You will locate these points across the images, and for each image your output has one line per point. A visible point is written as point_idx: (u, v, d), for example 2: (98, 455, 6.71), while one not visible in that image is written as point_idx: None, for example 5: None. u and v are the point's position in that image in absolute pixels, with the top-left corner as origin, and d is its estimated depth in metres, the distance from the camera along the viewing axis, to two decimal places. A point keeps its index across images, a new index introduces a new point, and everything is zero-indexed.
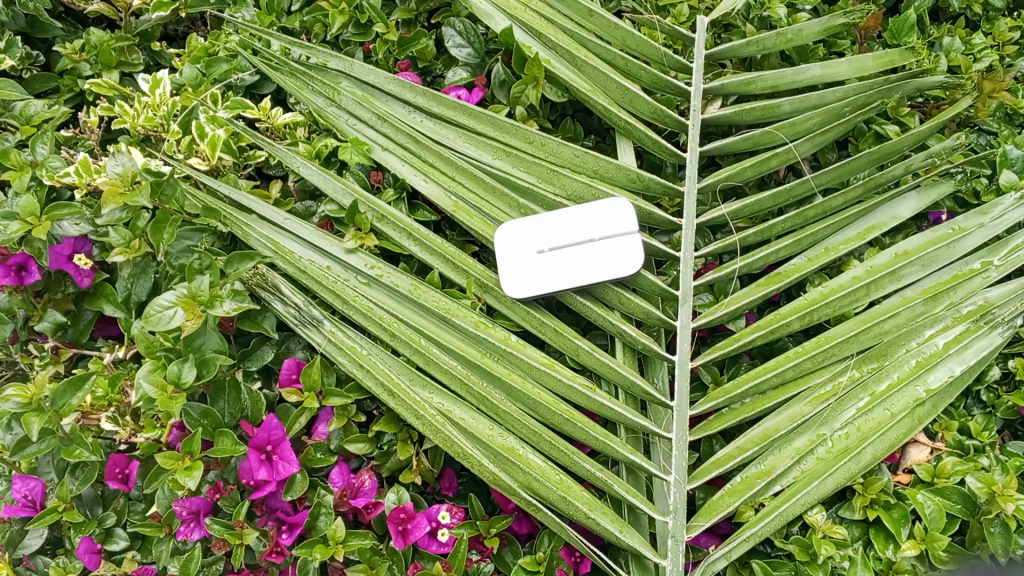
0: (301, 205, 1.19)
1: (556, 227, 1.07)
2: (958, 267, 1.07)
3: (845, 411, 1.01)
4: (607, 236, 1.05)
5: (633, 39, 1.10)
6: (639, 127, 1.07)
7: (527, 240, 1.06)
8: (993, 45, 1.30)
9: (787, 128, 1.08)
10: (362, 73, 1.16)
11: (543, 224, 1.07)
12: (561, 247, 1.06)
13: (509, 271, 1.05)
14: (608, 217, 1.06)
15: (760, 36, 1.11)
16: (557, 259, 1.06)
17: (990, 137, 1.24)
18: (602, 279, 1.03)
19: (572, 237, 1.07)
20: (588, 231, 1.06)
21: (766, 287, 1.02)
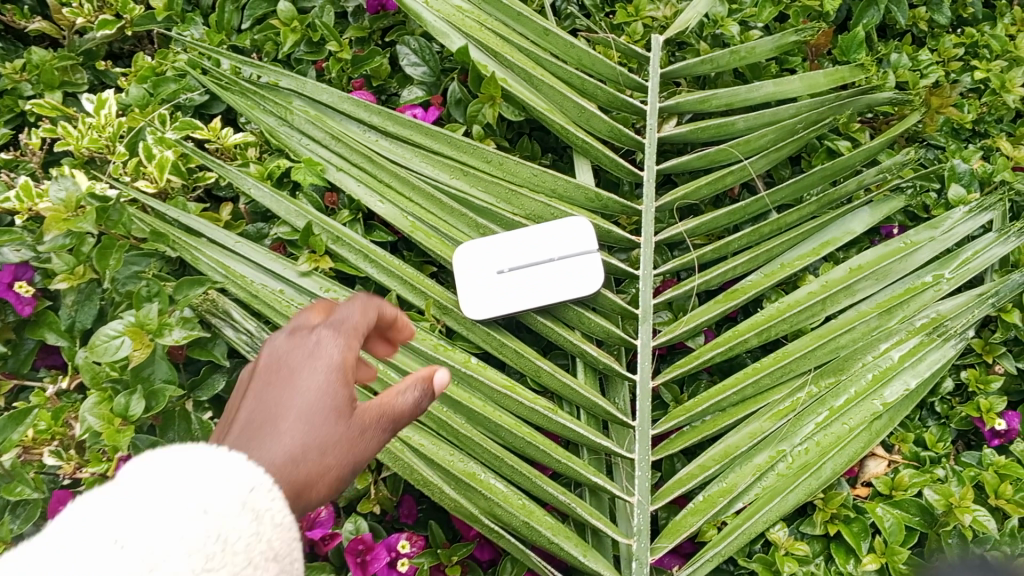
0: (253, 227, 1.16)
1: (513, 247, 1.06)
2: (912, 280, 1.10)
3: (805, 426, 1.02)
4: (567, 254, 1.04)
5: (590, 57, 1.10)
6: (596, 145, 1.07)
7: (487, 261, 1.05)
8: (939, 61, 1.33)
9: (742, 146, 1.08)
10: (315, 92, 1.15)
11: (500, 243, 1.06)
12: (521, 267, 1.05)
13: (468, 293, 1.04)
14: (569, 233, 1.06)
15: (714, 54, 1.11)
16: (517, 280, 1.05)
17: (937, 152, 1.26)
18: (562, 299, 1.03)
19: (532, 256, 1.05)
20: (546, 250, 1.05)
21: (725, 303, 1.03)
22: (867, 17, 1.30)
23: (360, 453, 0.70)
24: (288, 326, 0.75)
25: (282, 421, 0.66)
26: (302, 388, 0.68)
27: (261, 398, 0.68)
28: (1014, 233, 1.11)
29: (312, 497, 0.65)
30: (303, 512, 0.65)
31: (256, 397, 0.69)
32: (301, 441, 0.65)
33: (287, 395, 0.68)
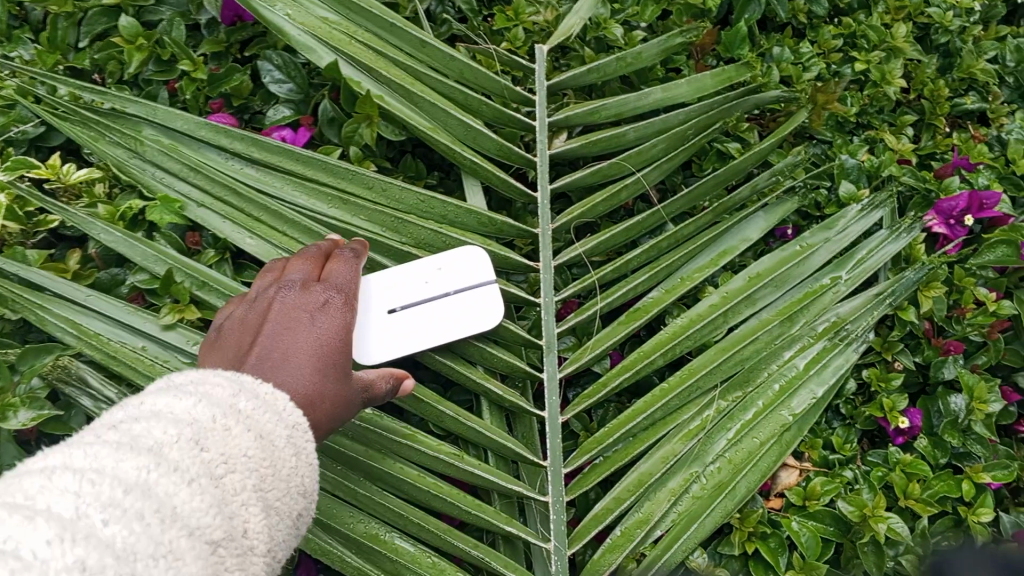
0: (106, 273, 1.05)
1: (403, 285, 0.97)
2: (810, 284, 1.08)
3: (716, 444, 1.01)
4: (463, 288, 0.97)
5: (472, 71, 1.03)
6: (486, 166, 1.00)
7: (377, 299, 0.96)
8: (820, 53, 1.32)
9: (634, 158, 1.04)
10: (168, 119, 1.03)
11: (390, 280, 0.97)
12: (413, 306, 0.96)
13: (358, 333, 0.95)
14: (464, 265, 0.98)
15: (599, 62, 1.07)
16: (412, 317, 0.96)
17: (825, 147, 1.26)
18: (461, 334, 0.95)
19: (427, 291, 0.97)
20: (438, 285, 0.97)
21: (629, 325, 0.99)
22: (748, 11, 1.28)
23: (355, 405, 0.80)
24: (292, 281, 0.83)
25: (297, 352, 0.77)
26: (318, 326, 0.79)
27: (281, 332, 0.78)
28: (904, 229, 1.12)
29: (321, 416, 0.75)
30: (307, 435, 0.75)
31: (277, 330, 0.78)
32: (316, 365, 0.77)
33: (296, 335, 0.78)
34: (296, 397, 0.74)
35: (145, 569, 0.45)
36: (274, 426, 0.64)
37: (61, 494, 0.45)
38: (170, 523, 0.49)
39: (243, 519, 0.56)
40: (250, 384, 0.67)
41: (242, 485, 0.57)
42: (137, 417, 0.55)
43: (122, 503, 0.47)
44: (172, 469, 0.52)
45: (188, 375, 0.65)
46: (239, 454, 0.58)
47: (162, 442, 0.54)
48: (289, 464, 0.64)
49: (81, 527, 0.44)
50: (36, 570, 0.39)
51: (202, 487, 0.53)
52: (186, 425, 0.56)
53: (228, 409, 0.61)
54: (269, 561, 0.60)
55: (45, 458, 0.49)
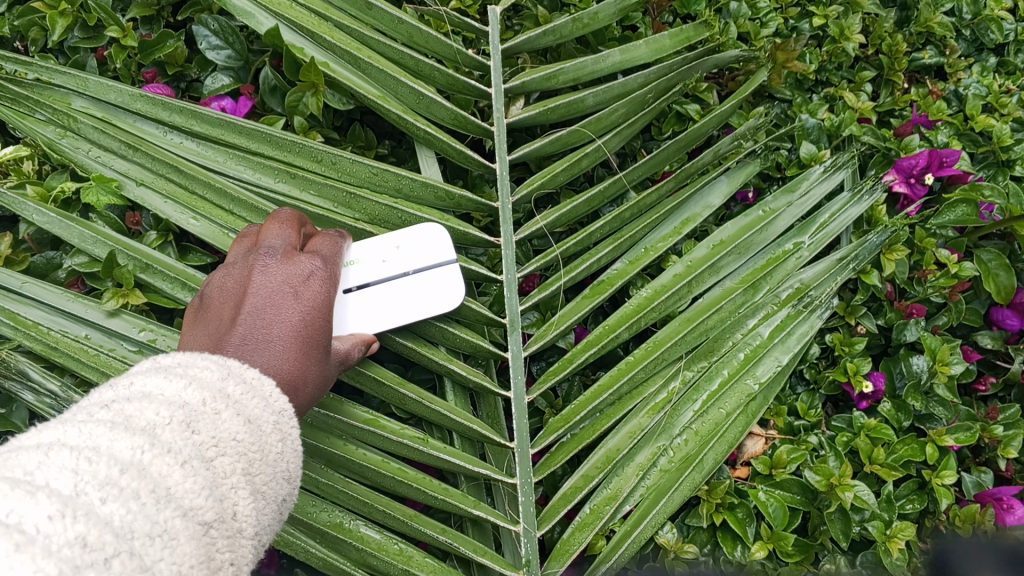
0: (41, 257, 0.99)
1: (359, 264, 0.91)
2: (773, 249, 1.07)
3: (683, 415, 0.99)
4: (423, 267, 0.92)
5: (422, 34, 0.96)
6: (440, 136, 0.95)
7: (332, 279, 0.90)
8: (778, 7, 1.29)
9: (594, 124, 1.00)
10: (99, 90, 0.96)
11: (345, 258, 0.91)
12: (370, 286, 0.91)
13: None
14: (423, 243, 0.94)
15: (555, 23, 1.02)
16: (370, 298, 0.91)
17: (785, 106, 1.24)
18: (422, 317, 0.91)
19: (383, 272, 0.92)
20: (396, 263, 0.92)
21: (593, 299, 0.96)
22: None
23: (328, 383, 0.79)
24: (272, 247, 0.79)
25: (280, 331, 0.73)
26: (301, 301, 0.75)
27: (264, 307, 0.74)
28: (867, 190, 1.10)
29: (302, 399, 0.74)
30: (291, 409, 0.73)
31: (259, 304, 0.74)
32: (300, 345, 0.73)
33: (286, 307, 0.74)
34: (280, 384, 0.71)
35: (139, 549, 0.42)
36: (264, 409, 0.60)
37: (57, 470, 0.42)
38: (166, 503, 0.46)
39: (236, 503, 0.52)
40: (237, 366, 0.62)
41: (234, 468, 0.53)
42: (127, 395, 0.52)
43: (119, 482, 0.44)
44: (166, 450, 0.48)
45: (172, 355, 0.60)
46: (232, 437, 0.54)
47: (155, 422, 0.50)
48: (280, 445, 0.60)
49: (80, 503, 0.41)
50: (35, 547, 0.37)
51: (196, 469, 0.50)
52: (179, 406, 0.53)
53: (214, 393, 0.56)
54: (258, 549, 0.56)
55: (35, 435, 0.46)
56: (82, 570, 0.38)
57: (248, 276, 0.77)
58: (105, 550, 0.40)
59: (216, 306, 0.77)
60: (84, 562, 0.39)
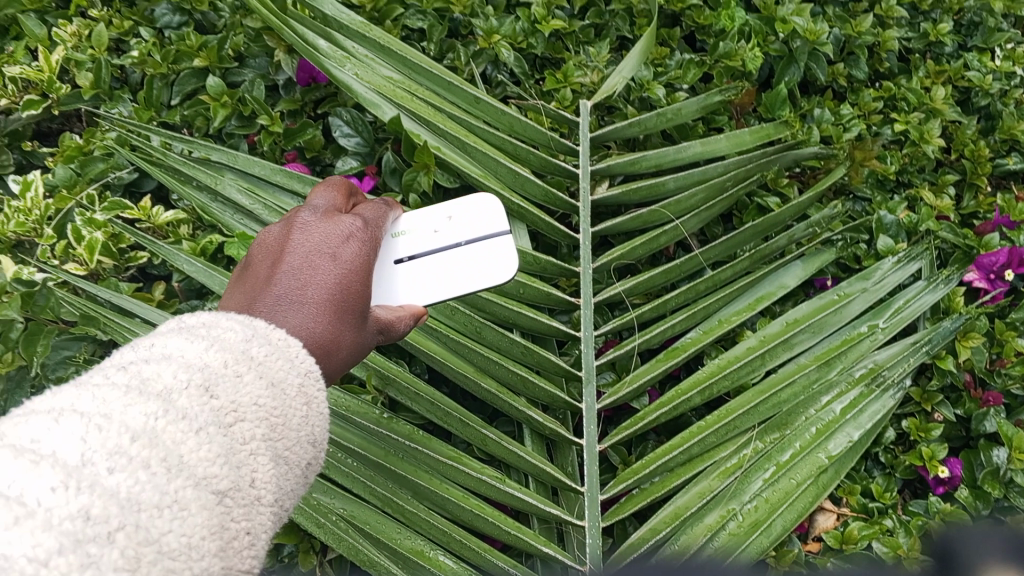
0: (187, 304, 1.14)
1: (411, 235, 0.91)
2: (847, 331, 1.11)
3: (753, 483, 1.01)
4: (474, 238, 0.93)
5: (521, 123, 1.11)
6: (532, 210, 1.06)
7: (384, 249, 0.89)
8: (861, 114, 1.38)
9: (673, 206, 1.10)
10: (247, 165, 1.13)
11: (399, 230, 0.91)
12: (425, 254, 0.90)
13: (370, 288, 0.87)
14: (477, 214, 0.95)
15: (641, 117, 1.13)
16: (425, 267, 0.90)
17: (865, 204, 1.30)
18: (480, 284, 0.90)
19: (437, 242, 0.92)
20: (447, 234, 0.92)
21: (666, 362, 1.04)
22: (788, 75, 1.35)
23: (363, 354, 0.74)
24: (309, 214, 0.75)
25: (317, 290, 0.69)
26: (339, 263, 0.72)
27: (300, 266, 0.70)
28: (942, 280, 1.16)
29: (336, 365, 0.69)
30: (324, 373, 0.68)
31: (296, 262, 0.70)
32: (335, 306, 0.69)
33: (321, 268, 0.70)
34: (312, 343, 0.66)
35: (147, 521, 0.41)
36: (288, 370, 0.57)
37: (63, 438, 0.41)
38: (177, 473, 0.44)
39: (254, 470, 0.50)
40: (264, 327, 0.59)
41: (252, 435, 0.51)
42: (146, 356, 0.50)
43: (129, 450, 0.43)
44: (180, 417, 0.47)
45: (198, 316, 0.57)
46: (251, 401, 0.52)
47: (171, 387, 0.48)
48: (304, 409, 0.57)
49: (85, 474, 0.40)
50: (35, 521, 0.37)
51: (211, 437, 0.48)
52: (197, 369, 0.51)
53: (234, 355, 0.54)
54: (279, 516, 0.54)
55: (46, 400, 0.44)
56: (84, 546, 0.38)
57: (285, 237, 0.73)
58: (111, 522, 0.40)
59: (252, 263, 0.73)
60: (88, 533, 0.38)
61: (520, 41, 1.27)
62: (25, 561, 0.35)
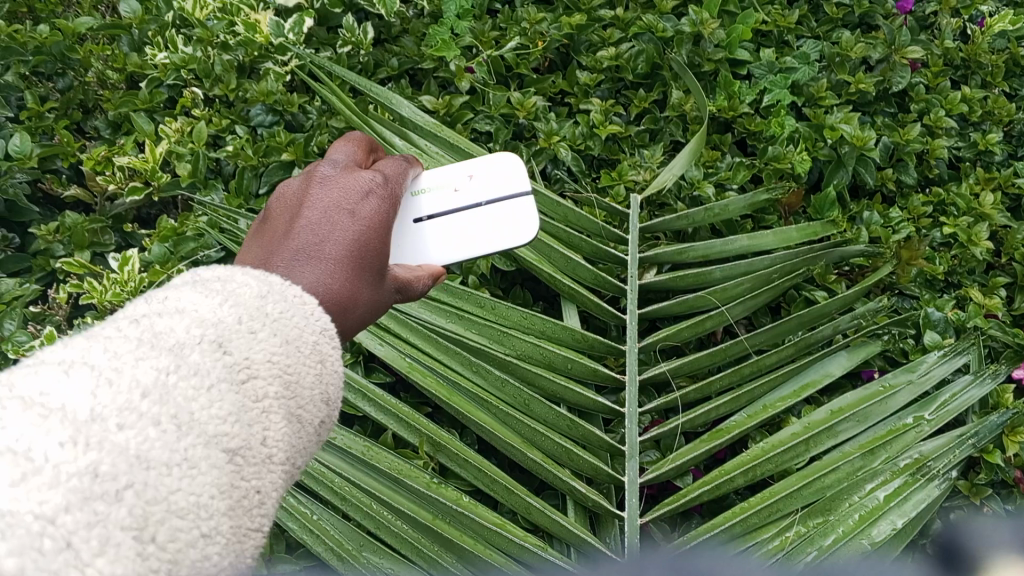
0: None
1: (431, 193, 1.00)
2: (893, 422, 1.13)
3: (795, 567, 1.00)
4: (493, 200, 1.03)
5: (576, 213, 1.18)
6: (582, 291, 1.12)
7: (409, 207, 0.98)
8: (910, 217, 1.42)
9: (719, 293, 1.15)
10: None
11: (423, 192, 1.00)
12: (445, 213, 1.00)
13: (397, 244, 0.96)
14: (487, 177, 1.06)
15: (690, 210, 1.20)
16: (447, 226, 0.99)
17: (913, 301, 1.33)
18: (500, 243, 1.02)
19: (459, 202, 1.01)
20: (467, 194, 1.03)
21: (710, 442, 1.06)
22: (837, 179, 1.41)
23: (381, 307, 0.79)
24: (326, 173, 0.80)
25: (334, 245, 0.74)
26: (356, 220, 0.77)
27: (319, 222, 0.75)
28: (989, 375, 1.17)
29: (353, 318, 0.74)
30: (342, 325, 0.73)
31: (315, 219, 0.75)
32: (352, 263, 0.74)
33: (338, 224, 0.75)
34: (330, 295, 0.71)
35: (156, 478, 0.44)
36: (303, 328, 0.60)
37: (74, 393, 0.44)
38: (187, 430, 0.47)
39: (266, 429, 0.53)
40: (280, 286, 0.63)
41: (264, 393, 0.54)
42: (161, 312, 0.54)
43: (139, 407, 0.46)
44: (192, 373, 0.50)
45: (212, 270, 0.61)
46: (264, 358, 0.55)
47: (184, 343, 0.52)
48: (316, 369, 0.59)
49: (95, 430, 0.43)
50: (42, 477, 0.40)
51: (222, 395, 0.51)
52: (212, 327, 0.54)
53: (247, 315, 0.57)
54: (291, 473, 0.57)
55: (60, 351, 0.48)
56: (91, 502, 0.41)
57: (305, 193, 0.78)
58: (119, 480, 0.43)
59: (272, 218, 0.78)
60: (95, 490, 0.41)
61: (579, 143, 1.37)
62: (32, 517, 0.38)
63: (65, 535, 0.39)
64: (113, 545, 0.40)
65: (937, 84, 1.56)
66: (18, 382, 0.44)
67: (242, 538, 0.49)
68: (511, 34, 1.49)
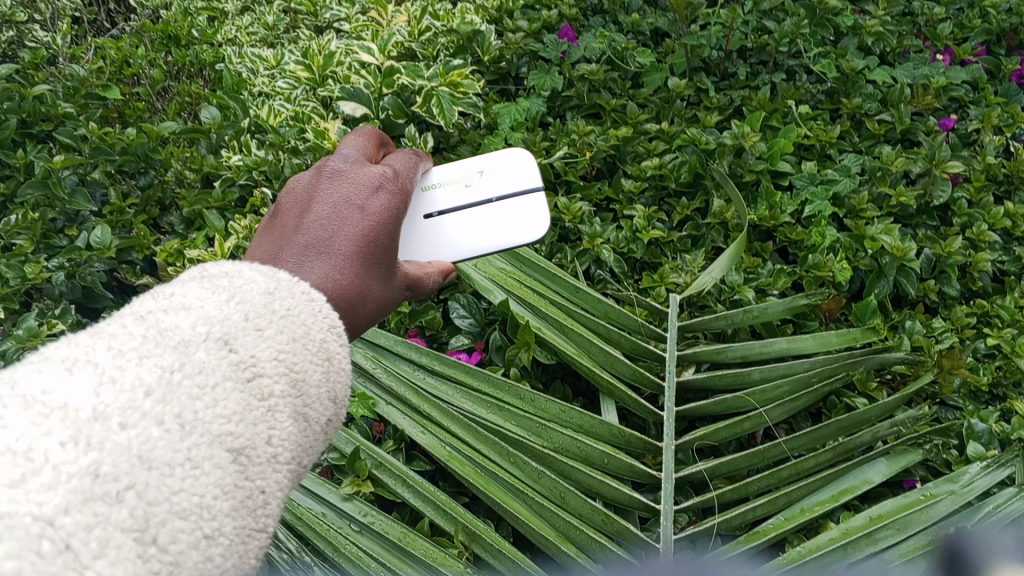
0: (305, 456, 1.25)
1: (444, 189, 1.13)
2: (936, 532, 1.10)
3: None
4: (503, 196, 1.15)
5: (616, 310, 1.23)
6: (620, 386, 1.15)
7: (420, 205, 1.11)
8: (954, 328, 1.42)
9: (757, 394, 1.17)
10: (374, 334, 1.26)
11: (435, 192, 1.13)
12: (456, 208, 1.13)
13: (411, 239, 1.09)
14: (496, 171, 1.18)
15: (728, 312, 1.23)
16: (459, 221, 1.12)
17: (956, 411, 1.32)
18: (511, 237, 1.13)
19: (471, 198, 1.14)
20: (478, 189, 1.15)
21: (746, 544, 1.06)
22: (878, 287, 1.42)
23: (386, 303, 0.83)
24: (334, 170, 0.85)
25: (345, 240, 0.77)
26: (366, 215, 0.81)
27: (329, 217, 0.79)
28: None
29: (363, 313, 0.78)
30: (353, 320, 0.77)
31: (325, 214, 0.79)
32: (361, 258, 0.78)
33: (348, 219, 0.79)
34: (344, 287, 0.75)
35: (158, 479, 0.45)
36: (312, 325, 0.61)
37: (76, 391, 0.46)
38: (189, 430, 0.48)
39: (273, 428, 0.54)
40: (287, 279, 0.65)
41: (270, 390, 0.54)
42: (167, 308, 0.55)
43: (141, 406, 0.47)
44: (196, 371, 0.51)
45: (221, 265, 0.63)
46: (271, 355, 0.56)
47: (189, 340, 0.53)
48: (325, 367, 0.60)
49: (96, 431, 0.44)
50: (40, 477, 0.41)
51: (227, 393, 0.52)
52: (218, 323, 0.55)
53: (252, 312, 0.58)
54: (297, 472, 0.57)
55: (65, 349, 0.49)
56: (91, 503, 0.42)
57: (314, 190, 0.82)
58: (121, 481, 0.43)
59: (281, 212, 0.82)
60: (96, 491, 0.42)
61: (622, 246, 1.42)
62: (29, 519, 0.39)
63: (64, 538, 0.40)
64: (113, 547, 0.41)
65: (979, 199, 1.59)
66: (20, 381, 0.45)
67: (246, 538, 0.50)
68: (561, 145, 1.59)
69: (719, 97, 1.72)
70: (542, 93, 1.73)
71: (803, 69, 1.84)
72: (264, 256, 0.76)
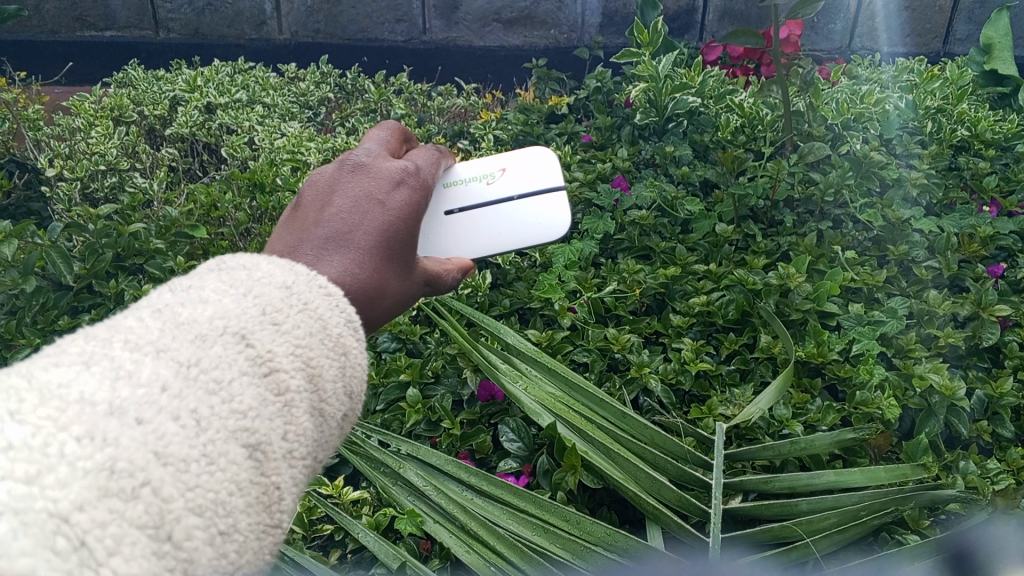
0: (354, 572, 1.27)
1: (472, 185, 1.36)
2: None
3: None
4: (521, 194, 1.39)
5: (662, 436, 1.27)
6: (666, 511, 1.17)
7: (450, 202, 1.33)
8: (1010, 469, 1.39)
9: (804, 523, 1.16)
10: (428, 455, 1.32)
11: (463, 192, 1.35)
12: (484, 201, 1.35)
13: (446, 231, 1.31)
14: (514, 170, 1.41)
15: (774, 442, 1.26)
16: (485, 217, 1.35)
17: None
18: (530, 229, 1.37)
19: (494, 196, 1.37)
20: (500, 188, 1.38)
21: None
22: (928, 426, 1.42)
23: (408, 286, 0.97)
24: (355, 164, 0.98)
25: (368, 234, 0.91)
26: (385, 209, 0.94)
27: (349, 212, 0.92)
28: None
29: (387, 298, 0.92)
30: (378, 305, 0.91)
31: (346, 209, 0.92)
32: (380, 251, 0.92)
33: (368, 214, 0.93)
34: (369, 277, 0.89)
35: (173, 474, 0.55)
36: (332, 322, 0.74)
37: (89, 385, 0.55)
38: (205, 427, 0.58)
39: (290, 424, 0.65)
40: (305, 276, 0.78)
41: (285, 384, 0.66)
42: (185, 303, 0.67)
43: (156, 402, 0.57)
44: (213, 365, 0.62)
45: (241, 260, 0.76)
46: (285, 351, 0.67)
47: (207, 334, 0.64)
48: (339, 361, 0.73)
49: (112, 428, 0.54)
50: (54, 473, 0.50)
51: (243, 390, 0.62)
52: (235, 322, 0.67)
53: (263, 312, 0.69)
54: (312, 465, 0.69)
55: (88, 342, 0.60)
56: (107, 497, 0.51)
57: (335, 187, 0.95)
58: (136, 476, 0.53)
59: (304, 203, 0.95)
60: (112, 487, 0.51)
61: (670, 377, 1.46)
62: (46, 514, 0.48)
63: (79, 534, 0.48)
64: (126, 545, 0.50)
65: None
66: (39, 377, 0.55)
67: (263, 534, 0.61)
68: (611, 282, 1.68)
69: (766, 243, 1.80)
70: (594, 236, 1.83)
71: (850, 218, 1.90)
72: (288, 248, 0.88)
